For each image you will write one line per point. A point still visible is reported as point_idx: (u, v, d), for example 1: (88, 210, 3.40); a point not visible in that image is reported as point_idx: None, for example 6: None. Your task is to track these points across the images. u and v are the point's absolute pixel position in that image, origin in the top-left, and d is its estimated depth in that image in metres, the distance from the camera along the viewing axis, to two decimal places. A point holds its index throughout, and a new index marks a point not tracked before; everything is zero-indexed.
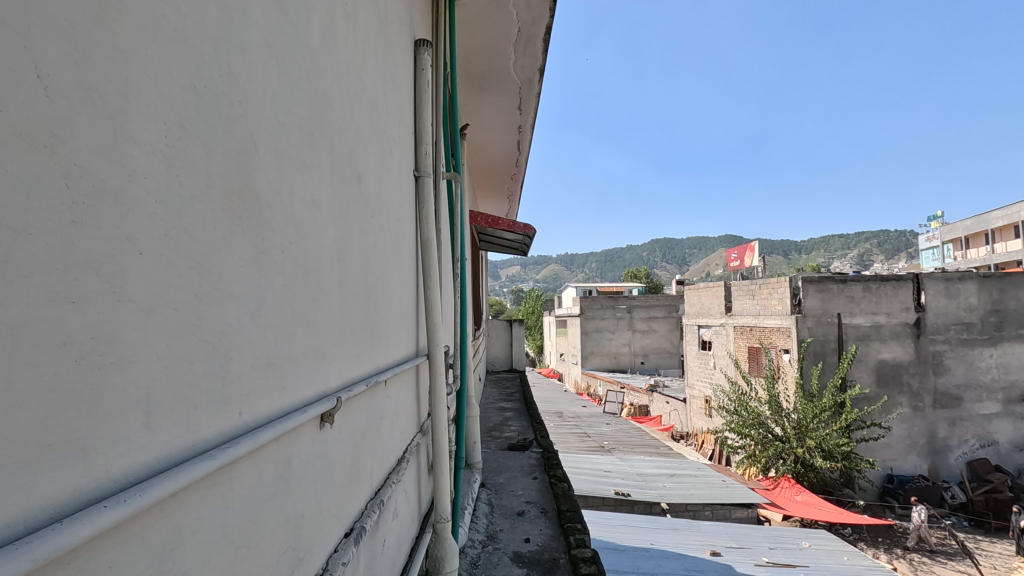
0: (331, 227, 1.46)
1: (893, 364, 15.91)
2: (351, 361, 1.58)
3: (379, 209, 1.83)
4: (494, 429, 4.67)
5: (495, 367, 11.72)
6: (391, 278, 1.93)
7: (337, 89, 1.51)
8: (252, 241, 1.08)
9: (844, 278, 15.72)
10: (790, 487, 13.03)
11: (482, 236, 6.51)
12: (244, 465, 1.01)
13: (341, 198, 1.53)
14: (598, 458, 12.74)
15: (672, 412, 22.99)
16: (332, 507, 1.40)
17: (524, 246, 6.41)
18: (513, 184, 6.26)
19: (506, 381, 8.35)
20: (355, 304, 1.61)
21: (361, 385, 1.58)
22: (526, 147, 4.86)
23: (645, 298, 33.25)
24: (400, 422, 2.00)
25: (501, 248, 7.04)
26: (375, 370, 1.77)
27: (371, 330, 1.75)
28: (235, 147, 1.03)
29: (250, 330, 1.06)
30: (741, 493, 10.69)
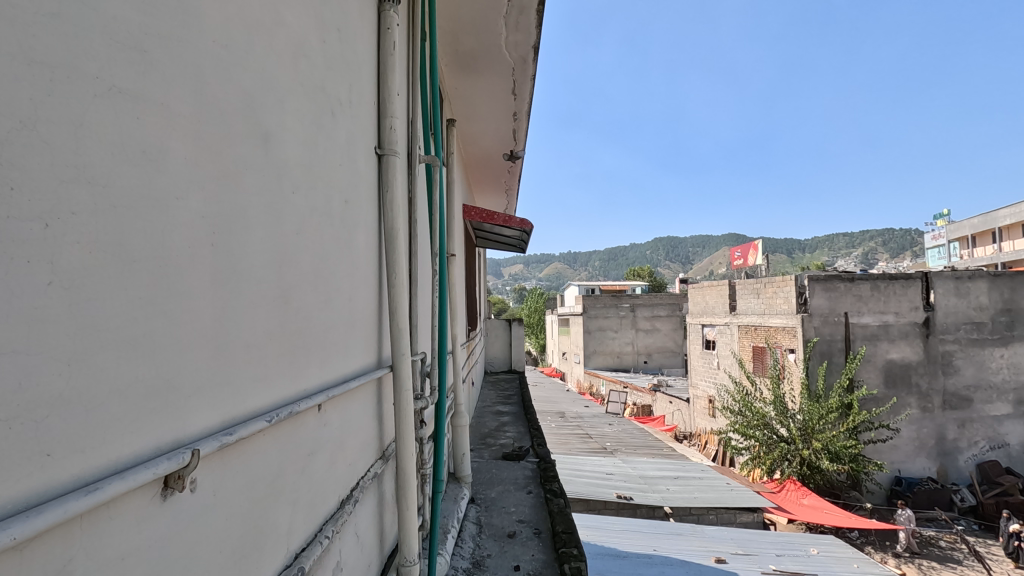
0: (270, 213, 1.26)
1: (902, 364, 15.60)
2: (277, 379, 1.26)
3: (337, 194, 1.61)
4: (488, 436, 4.43)
5: (494, 367, 11.48)
6: (343, 275, 1.63)
7: (254, 26, 1.20)
8: (54, 200, 0.75)
9: (851, 276, 15.43)
10: (796, 489, 12.75)
11: (478, 232, 6.26)
12: (23, 549, 0.67)
13: (266, 172, 1.25)
14: (600, 460, 12.48)
15: (676, 412, 22.71)
16: (242, 566, 1.11)
17: (522, 242, 6.15)
18: (510, 178, 6.01)
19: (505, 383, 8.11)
20: (303, 304, 1.39)
21: (310, 399, 1.37)
22: (522, 137, 4.60)
23: (649, 297, 33.03)
24: (354, 445, 1.70)
25: (497, 245, 6.80)
26: (314, 389, 1.44)
27: (311, 338, 1.43)
28: (21, 56, 0.71)
29: (49, 332, 0.73)
30: (746, 497, 10.42)
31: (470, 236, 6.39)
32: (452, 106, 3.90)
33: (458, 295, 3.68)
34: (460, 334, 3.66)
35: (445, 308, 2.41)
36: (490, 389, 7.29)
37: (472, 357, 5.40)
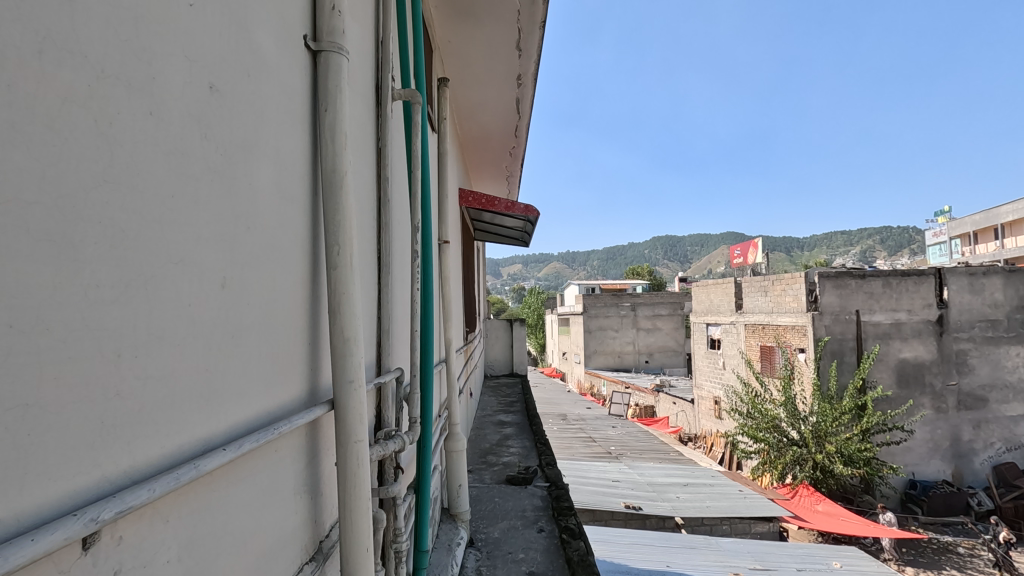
0: (85, 168, 0.72)
1: (915, 363, 15.12)
2: (82, 464, 0.70)
3: (247, 163, 1.09)
4: (489, 454, 3.88)
5: (494, 371, 10.97)
6: (242, 276, 1.07)
7: None
8: None
9: (863, 273, 14.95)
10: (810, 495, 12.23)
11: (477, 222, 5.73)
12: None
13: (60, 87, 0.69)
14: (606, 465, 11.94)
15: (680, 413, 22.22)
16: None
17: (525, 234, 5.63)
18: (512, 162, 5.50)
19: (507, 388, 7.61)
20: (168, 327, 0.86)
21: (189, 469, 0.85)
22: (526, 108, 4.08)
23: (650, 296, 32.58)
24: (264, 533, 1.14)
25: (498, 238, 6.29)
26: (178, 459, 0.88)
27: (170, 380, 0.86)
28: None
29: None
30: (760, 505, 9.88)
31: (469, 227, 5.89)
32: (445, 66, 3.38)
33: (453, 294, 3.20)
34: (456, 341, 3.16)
35: (428, 310, 1.85)
36: (490, 394, 6.76)
37: (470, 362, 4.86)
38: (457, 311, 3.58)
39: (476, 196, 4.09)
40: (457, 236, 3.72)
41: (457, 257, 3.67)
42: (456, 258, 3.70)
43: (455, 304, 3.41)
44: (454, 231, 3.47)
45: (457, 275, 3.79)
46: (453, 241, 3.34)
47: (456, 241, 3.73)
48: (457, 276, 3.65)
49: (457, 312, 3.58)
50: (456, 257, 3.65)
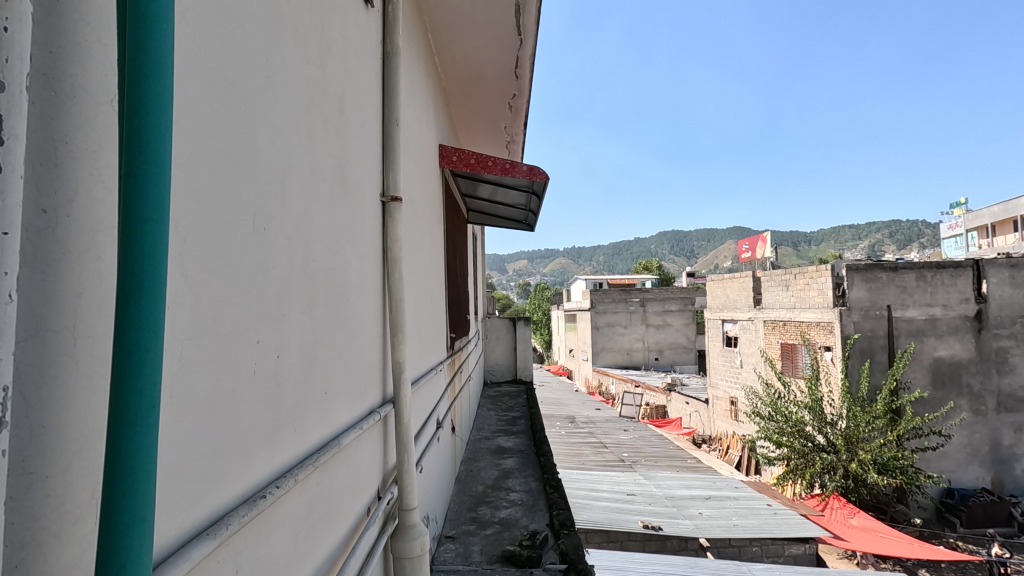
0: None
1: (952, 362, 14.03)
2: None
3: None
4: (482, 504, 2.89)
5: (496, 376, 10.00)
6: None
7: None
8: None
9: (894, 266, 13.89)
10: (844, 509, 11.17)
11: (469, 199, 4.79)
12: None
13: None
14: (619, 476, 10.92)
15: (693, 415, 21.19)
16: None
17: (528, 212, 4.69)
18: (511, 113, 4.59)
19: (509, 398, 6.68)
20: None
21: None
22: (529, 27, 3.15)
23: (660, 292, 31.57)
24: None
25: (497, 221, 5.38)
26: None
27: None
28: None
29: None
30: (795, 523, 8.87)
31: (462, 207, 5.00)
32: None
33: (416, 290, 2.32)
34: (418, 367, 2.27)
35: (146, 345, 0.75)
36: (488, 409, 5.82)
37: (460, 381, 3.95)
38: (430, 308, 2.72)
39: (458, 154, 3.16)
40: (433, 202, 2.88)
41: (432, 229, 2.84)
42: (431, 232, 2.84)
43: (425, 301, 2.54)
44: (426, 192, 2.63)
45: (433, 254, 2.95)
46: (422, 204, 2.50)
47: (433, 208, 2.89)
48: (431, 258, 2.80)
49: (431, 309, 2.74)
50: (430, 229, 2.80)
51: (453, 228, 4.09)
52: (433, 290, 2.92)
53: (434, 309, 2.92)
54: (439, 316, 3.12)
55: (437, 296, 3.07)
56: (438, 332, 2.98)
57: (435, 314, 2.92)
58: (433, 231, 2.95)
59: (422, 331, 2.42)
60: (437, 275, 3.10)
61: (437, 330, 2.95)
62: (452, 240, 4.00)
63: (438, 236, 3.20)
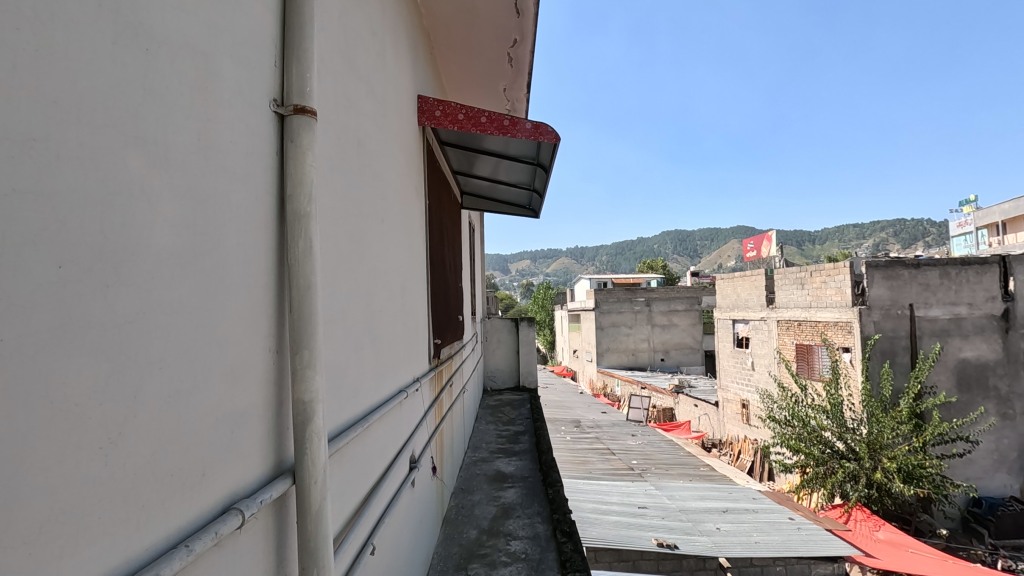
0: None
1: (977, 364, 13.32)
2: None
3: None
4: (474, 560, 2.28)
5: (496, 381, 9.37)
6: None
7: None
8: None
9: (917, 263, 13.20)
10: (870, 522, 10.47)
11: (461, 177, 4.16)
12: None
13: None
14: (628, 485, 10.29)
15: (703, 417, 20.52)
16: None
17: (532, 194, 4.05)
18: (511, 59, 4.02)
19: (510, 407, 6.08)
20: None
21: None
22: None
23: (666, 291, 30.89)
24: None
25: (495, 206, 4.75)
26: None
27: None
28: None
29: None
30: (821, 540, 8.21)
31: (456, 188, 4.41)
32: None
33: (353, 287, 1.69)
34: (351, 403, 1.65)
35: None
36: (490, 422, 5.18)
37: (448, 401, 3.33)
38: (390, 311, 2.11)
39: (444, 106, 2.63)
40: (396, 174, 2.26)
41: (394, 210, 2.22)
42: (394, 214, 2.22)
43: (376, 303, 1.92)
44: (377, 158, 2.00)
45: (402, 241, 2.34)
46: (366, 172, 1.88)
47: (396, 182, 2.27)
48: (392, 249, 2.18)
49: (392, 312, 2.13)
50: (391, 211, 2.18)
51: (442, 203, 3.50)
52: (401, 288, 2.32)
53: (402, 311, 2.31)
54: (412, 320, 2.50)
55: (410, 294, 2.46)
56: (407, 340, 2.37)
57: (403, 318, 2.31)
58: (401, 213, 2.34)
59: (368, 344, 1.81)
60: (410, 269, 2.50)
61: (405, 339, 2.34)
62: (440, 219, 3.40)
63: (413, 216, 2.60)
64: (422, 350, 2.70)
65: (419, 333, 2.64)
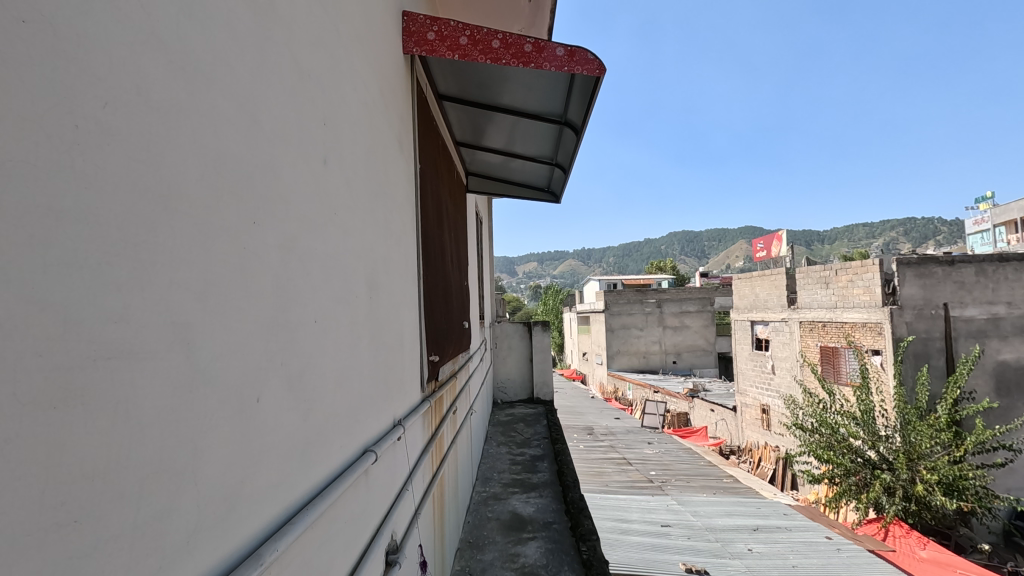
0: None
1: (1019, 367, 12.46)
2: None
3: None
4: None
5: (508, 392, 8.72)
6: None
7: None
8: None
9: (951, 260, 12.34)
10: (913, 540, 9.69)
11: (468, 145, 3.57)
12: None
13: None
14: (649, 500, 9.59)
15: (720, 423, 19.77)
16: None
17: (557, 163, 3.44)
18: None
19: (525, 424, 5.44)
20: None
21: None
22: None
23: (678, 292, 30.13)
24: None
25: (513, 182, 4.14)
26: None
27: None
28: None
29: None
30: (865, 562, 7.48)
31: (462, 160, 3.86)
32: None
33: (172, 311, 0.84)
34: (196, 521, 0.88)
35: None
36: (501, 444, 4.67)
37: (448, 439, 2.71)
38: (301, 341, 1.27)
39: (440, 27, 2.22)
40: (317, 115, 1.40)
41: (313, 175, 1.37)
42: (314, 181, 1.37)
43: (255, 330, 1.08)
44: (262, 70, 1.14)
45: (335, 223, 1.49)
46: (230, 93, 1.02)
47: (319, 130, 1.41)
48: (311, 235, 1.34)
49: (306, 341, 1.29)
50: (308, 174, 1.34)
51: (441, 170, 2.94)
52: (338, 298, 1.48)
53: (336, 336, 1.46)
54: (363, 346, 1.66)
55: (357, 307, 1.62)
56: (348, 377, 1.53)
57: (338, 346, 1.47)
58: (332, 182, 1.48)
59: (230, 415, 0.98)
60: (358, 269, 1.65)
61: (343, 379, 1.50)
62: (437, 190, 2.78)
63: (366, 188, 1.74)
64: (386, 386, 1.85)
65: (378, 360, 1.79)
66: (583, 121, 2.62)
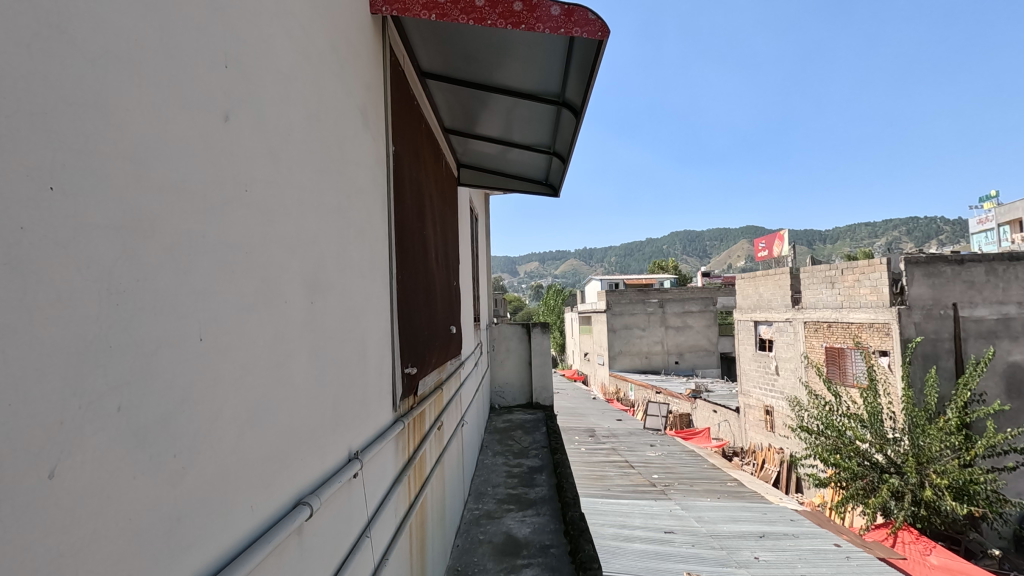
0: None
1: None
2: None
3: None
4: None
5: (506, 397, 8.51)
6: None
7: None
8: None
9: (960, 259, 12.13)
10: (922, 546, 9.45)
11: (458, 131, 3.40)
12: None
13: None
14: (651, 505, 9.37)
15: (722, 424, 19.55)
16: None
17: (557, 153, 3.26)
18: None
19: (522, 431, 5.27)
20: None
21: None
22: None
23: (680, 292, 29.89)
24: None
25: (510, 170, 3.97)
26: None
27: None
28: None
29: None
30: (876, 570, 7.24)
31: (453, 148, 3.70)
32: None
33: None
34: None
35: None
36: (497, 454, 4.55)
37: (430, 458, 2.63)
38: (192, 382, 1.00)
39: None
40: (224, 95, 1.14)
41: (214, 168, 1.09)
42: (215, 175, 1.10)
43: (96, 377, 0.80)
44: (119, 20, 0.87)
45: (252, 229, 1.22)
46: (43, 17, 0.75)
47: (228, 112, 1.15)
48: (213, 245, 1.07)
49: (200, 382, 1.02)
50: (207, 165, 1.07)
51: (423, 152, 2.77)
52: (255, 321, 1.21)
53: (251, 369, 1.19)
54: (298, 374, 1.40)
55: (287, 329, 1.35)
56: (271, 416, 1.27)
57: (255, 379, 1.20)
58: (247, 177, 1.21)
59: (28, 484, 0.69)
60: (289, 283, 1.38)
61: (264, 419, 1.23)
62: (417, 176, 2.62)
63: (303, 184, 1.47)
64: (333, 416, 1.59)
65: (322, 387, 1.53)
66: (581, 103, 2.44)
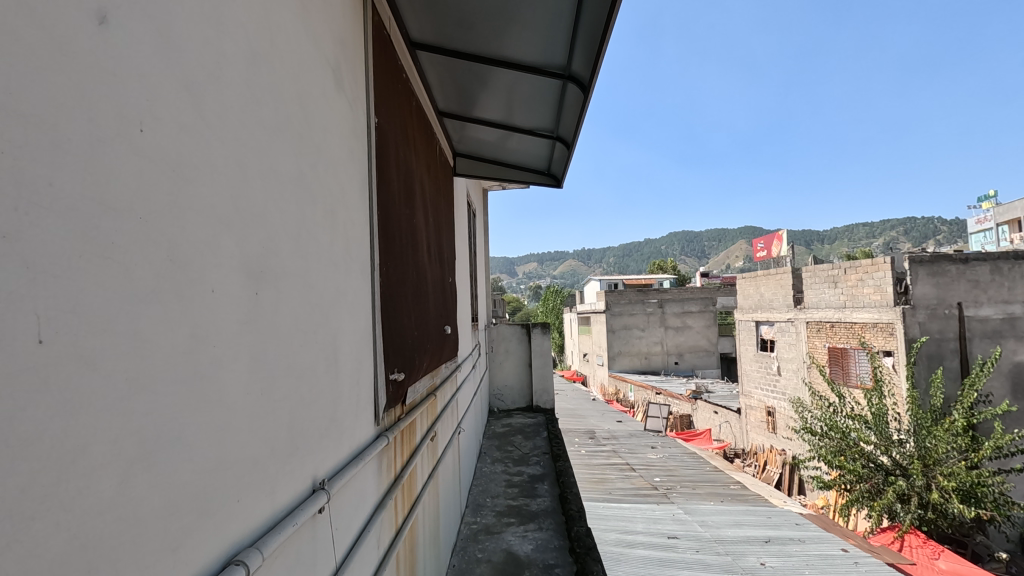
0: None
1: None
2: None
3: None
4: None
5: (506, 400, 8.32)
6: None
7: None
8: None
9: (966, 258, 11.96)
10: (930, 551, 9.27)
11: (454, 114, 3.26)
12: None
13: None
14: (654, 509, 9.17)
15: (723, 425, 19.39)
16: None
17: (561, 133, 3.14)
18: None
19: (521, 436, 5.08)
20: None
21: None
22: None
23: (679, 292, 29.73)
24: None
25: (507, 155, 3.84)
26: None
27: None
28: None
29: None
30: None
31: (448, 134, 3.55)
32: None
33: None
34: None
35: None
36: (495, 461, 4.37)
37: (421, 473, 2.46)
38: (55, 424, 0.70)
39: None
40: (118, 19, 0.84)
41: (96, 118, 0.79)
42: (100, 128, 0.80)
43: None
44: None
45: (164, 211, 0.92)
46: None
47: (126, 47, 0.85)
48: (93, 224, 0.78)
49: (69, 420, 0.72)
50: (86, 114, 0.78)
51: (413, 133, 2.58)
52: (168, 334, 0.91)
53: (164, 396, 0.89)
54: (237, 395, 1.10)
55: (222, 342, 1.06)
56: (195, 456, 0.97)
57: (170, 412, 0.90)
58: (153, 143, 0.91)
59: None
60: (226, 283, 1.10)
61: (182, 464, 0.93)
62: (406, 158, 2.45)
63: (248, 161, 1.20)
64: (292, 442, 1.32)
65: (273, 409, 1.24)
66: (589, 72, 2.30)
